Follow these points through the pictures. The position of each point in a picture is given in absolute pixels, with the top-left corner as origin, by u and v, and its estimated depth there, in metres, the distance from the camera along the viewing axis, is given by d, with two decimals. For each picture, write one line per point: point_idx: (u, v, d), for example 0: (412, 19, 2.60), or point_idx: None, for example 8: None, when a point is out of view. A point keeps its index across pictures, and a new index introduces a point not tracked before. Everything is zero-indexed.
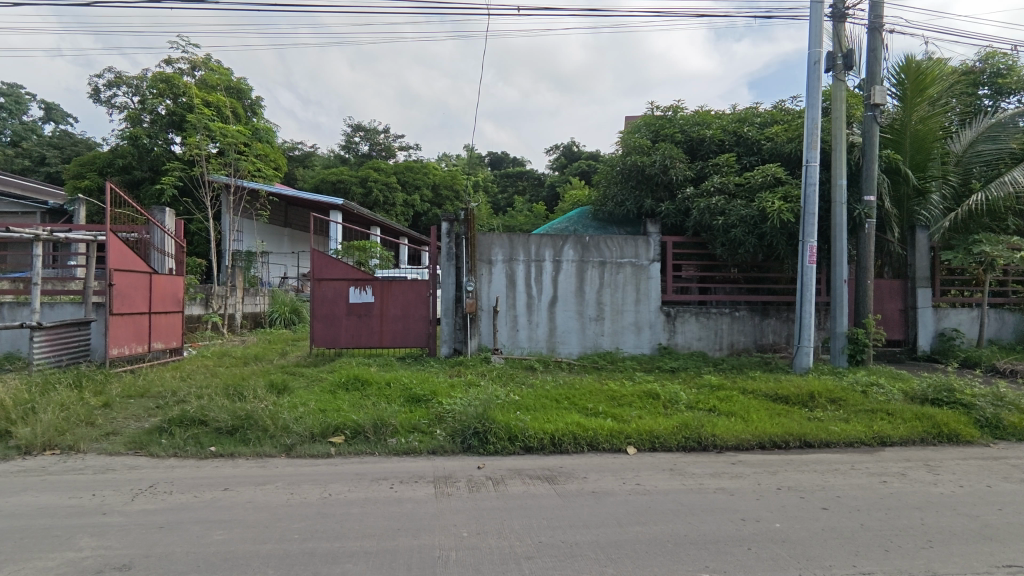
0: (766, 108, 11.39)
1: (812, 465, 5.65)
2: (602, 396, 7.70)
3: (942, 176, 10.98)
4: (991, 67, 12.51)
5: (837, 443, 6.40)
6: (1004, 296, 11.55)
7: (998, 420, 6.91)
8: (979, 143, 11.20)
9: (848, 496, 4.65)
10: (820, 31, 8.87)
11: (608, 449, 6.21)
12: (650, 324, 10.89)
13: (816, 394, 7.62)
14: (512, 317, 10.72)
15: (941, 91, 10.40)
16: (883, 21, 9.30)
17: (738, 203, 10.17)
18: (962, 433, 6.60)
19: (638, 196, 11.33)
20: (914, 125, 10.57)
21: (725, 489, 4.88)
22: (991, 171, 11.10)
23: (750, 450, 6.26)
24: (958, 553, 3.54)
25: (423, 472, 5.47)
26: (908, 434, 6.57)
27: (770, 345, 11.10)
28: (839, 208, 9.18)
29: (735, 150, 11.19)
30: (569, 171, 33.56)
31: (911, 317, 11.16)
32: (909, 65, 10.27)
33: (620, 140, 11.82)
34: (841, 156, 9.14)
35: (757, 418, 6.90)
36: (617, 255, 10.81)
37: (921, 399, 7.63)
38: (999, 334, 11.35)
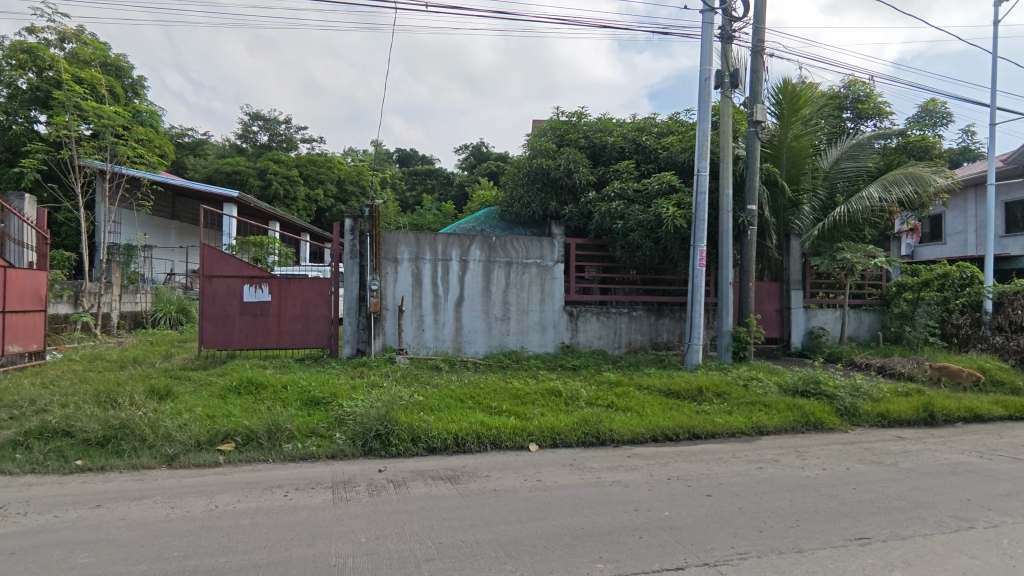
0: (663, 120, 12.05)
1: (699, 455, 6.05)
2: (506, 395, 7.77)
3: (812, 190, 12.14)
4: (854, 93, 14.00)
5: (721, 434, 6.90)
6: (862, 298, 12.99)
7: (855, 409, 7.77)
8: (842, 160, 12.51)
9: (729, 483, 5.02)
10: (710, 50, 9.50)
11: (511, 447, 6.29)
12: (554, 324, 11.16)
13: (704, 389, 8.18)
14: (418, 317, 10.58)
15: (812, 113, 11.50)
16: (764, 45, 10.14)
17: (637, 208, 10.68)
18: (826, 421, 7.37)
19: (544, 199, 11.61)
20: (789, 141, 11.60)
21: (620, 481, 5.10)
22: (853, 186, 12.42)
23: (644, 443, 6.60)
24: (821, 530, 3.93)
25: (321, 478, 5.24)
26: (781, 423, 7.24)
27: (664, 343, 11.75)
28: (726, 215, 9.89)
29: (634, 157, 11.75)
30: (478, 171, 33.69)
31: (786, 317, 12.28)
32: (786, 87, 11.28)
33: (527, 143, 12.03)
34: (727, 168, 9.86)
35: (651, 413, 7.28)
36: (522, 256, 10.98)
37: (793, 391, 8.41)
38: (857, 332, 12.76)
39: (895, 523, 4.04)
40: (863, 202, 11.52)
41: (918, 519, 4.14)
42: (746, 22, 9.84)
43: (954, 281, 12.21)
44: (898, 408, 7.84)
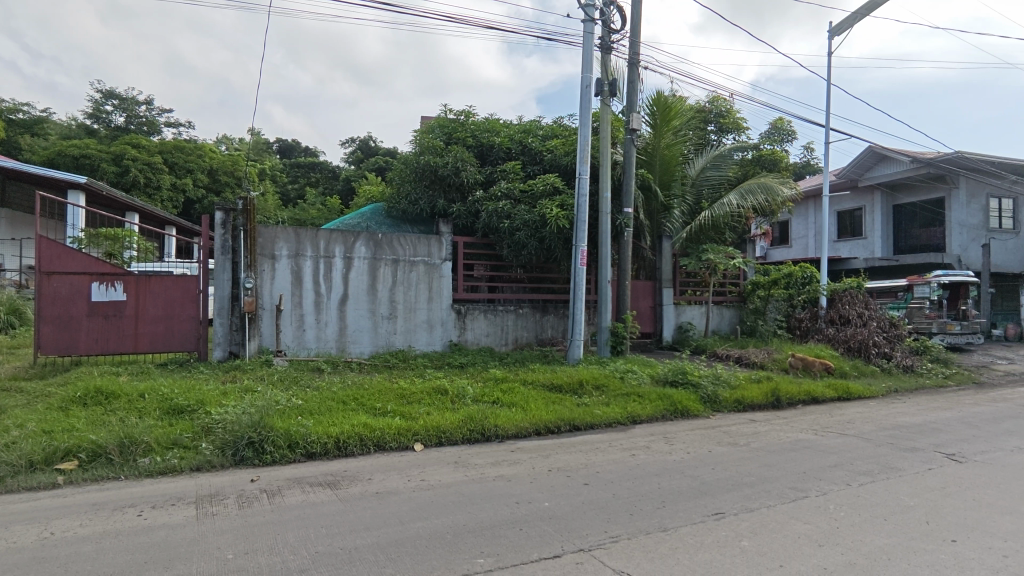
0: (548, 123, 12.42)
1: (578, 446, 6.34)
2: (391, 395, 7.63)
3: (682, 195, 13.12)
4: (716, 108, 15.32)
5: (599, 424, 7.28)
6: (723, 295, 14.29)
7: (716, 396, 8.56)
8: (707, 169, 13.64)
9: (605, 471, 5.30)
10: (591, 59, 9.94)
11: (395, 447, 6.19)
12: (442, 322, 11.12)
13: (584, 382, 8.57)
14: (298, 317, 10.04)
15: (681, 124, 12.43)
16: (640, 58, 10.81)
17: (522, 208, 10.91)
18: (691, 408, 8.05)
19: (431, 196, 11.52)
20: (662, 150, 12.45)
21: (503, 476, 5.20)
22: (716, 194, 13.59)
23: (528, 437, 6.78)
24: (683, 509, 4.27)
25: (184, 493, 4.81)
26: (653, 412, 7.79)
27: (549, 339, 12.14)
28: (605, 217, 10.42)
29: (520, 159, 12.02)
30: (366, 166, 32.62)
31: (659, 313, 13.20)
32: (659, 99, 12.10)
33: (414, 139, 11.84)
34: (606, 172, 10.38)
35: (535, 407, 7.50)
36: (409, 254, 10.82)
37: (664, 381, 9.07)
38: (720, 326, 14.02)
39: (745, 498, 4.49)
40: (725, 208, 12.65)
41: (765, 492, 4.63)
42: (623, 35, 10.41)
43: (797, 280, 13.81)
44: (751, 394, 8.73)
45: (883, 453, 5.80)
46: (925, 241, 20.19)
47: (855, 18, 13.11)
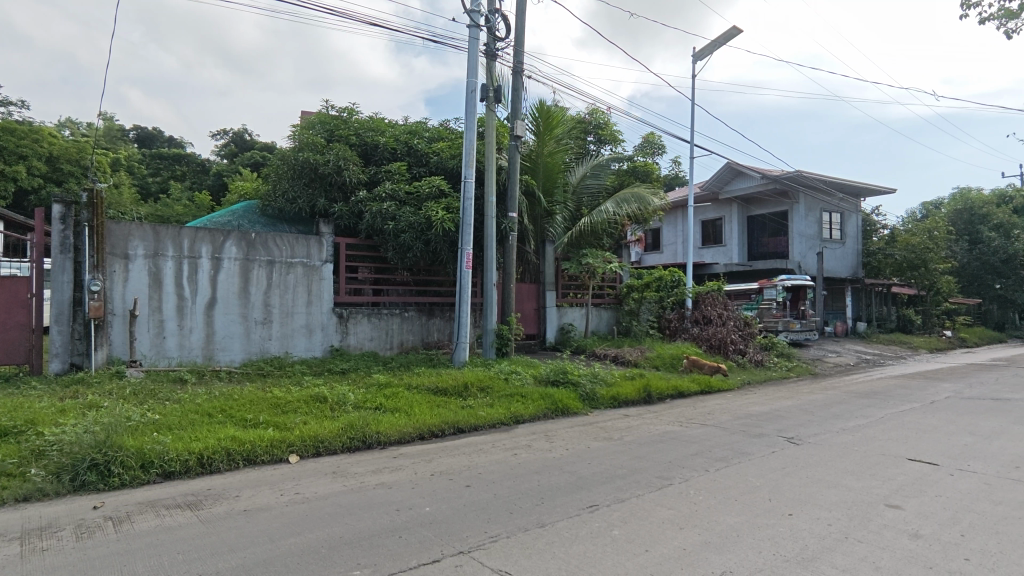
0: (434, 125, 12.37)
1: (462, 448, 6.36)
2: (264, 404, 7.16)
3: (563, 201, 13.62)
4: (595, 120, 16.07)
5: (483, 426, 7.36)
6: (601, 297, 15.03)
7: (595, 393, 9.00)
8: (587, 177, 14.29)
9: (487, 472, 5.37)
10: (476, 64, 10.04)
11: (267, 461, 5.81)
12: (323, 326, 10.63)
13: (470, 384, 8.62)
14: (156, 323, 9.10)
15: (562, 133, 12.90)
16: (524, 67, 11.09)
17: (407, 210, 10.76)
18: (571, 406, 8.39)
19: (311, 195, 11.00)
20: (544, 157, 12.86)
21: (384, 483, 5.08)
22: (595, 201, 14.28)
23: (411, 442, 6.69)
24: (560, 504, 4.43)
25: (7, 528, 4.16)
26: (535, 411, 8.01)
27: (435, 343, 12.05)
28: (490, 221, 10.55)
29: (406, 160, 11.81)
30: (239, 160, 30.45)
31: (542, 315, 13.67)
32: (542, 107, 12.48)
33: (292, 135, 11.25)
34: (492, 176, 10.51)
35: (419, 411, 7.42)
36: (286, 255, 10.23)
37: (546, 381, 9.37)
38: (598, 327, 14.73)
39: (617, 489, 4.76)
40: (602, 215, 13.32)
41: (635, 482, 4.95)
42: (508, 44, 10.63)
43: (666, 283, 14.89)
44: (625, 391, 9.28)
45: (736, 440, 6.43)
46: (773, 249, 22.70)
47: (715, 45, 14.40)
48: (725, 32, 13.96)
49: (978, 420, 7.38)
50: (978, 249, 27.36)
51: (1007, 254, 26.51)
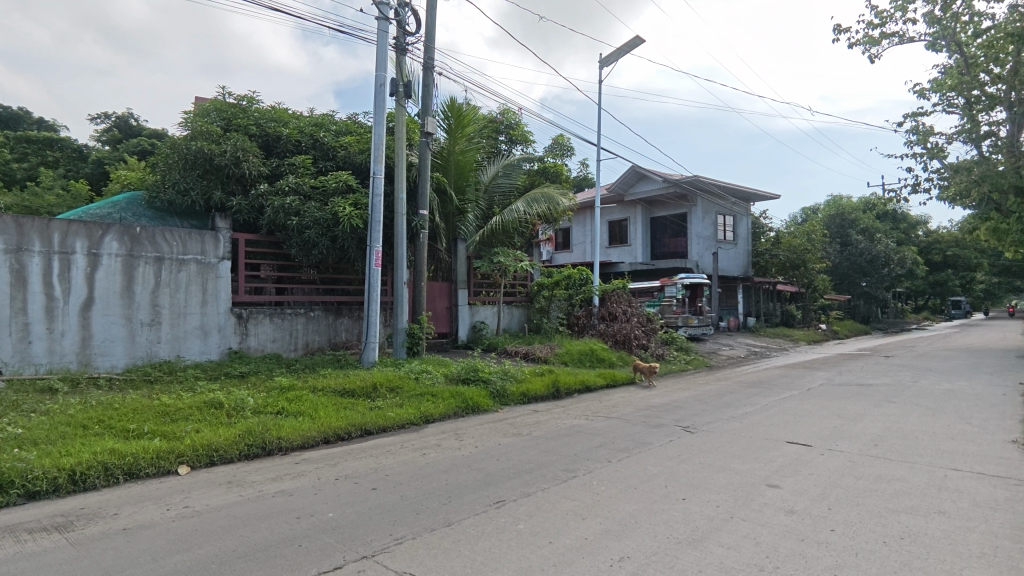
0: (341, 118, 11.97)
1: (369, 451, 6.21)
2: (150, 413, 6.62)
3: (475, 200, 13.64)
4: (507, 120, 16.19)
5: (392, 427, 7.23)
6: (513, 296, 15.20)
7: (505, 390, 9.11)
8: (498, 177, 14.40)
9: (394, 473, 5.28)
10: (384, 58, 9.81)
11: (153, 474, 5.38)
12: (219, 327, 9.97)
13: (378, 385, 8.43)
14: (20, 326, 8.13)
15: (474, 132, 12.91)
16: (434, 64, 10.99)
17: (312, 205, 10.34)
18: (481, 403, 8.45)
19: (206, 187, 10.27)
20: (455, 155, 12.82)
21: (284, 491, 4.85)
22: (506, 200, 14.43)
23: (315, 446, 6.44)
24: (467, 501, 4.45)
25: None
26: (445, 410, 7.98)
27: (342, 343, 11.66)
28: (400, 219, 10.36)
29: (311, 153, 11.34)
30: (124, 147, 27.84)
31: (454, 313, 13.70)
32: (453, 105, 12.41)
33: (183, 122, 10.46)
34: (402, 172, 10.33)
35: (325, 414, 7.17)
36: (176, 251, 9.50)
37: (457, 379, 9.37)
38: (510, 325, 14.89)
39: (524, 484, 4.85)
40: (513, 214, 13.48)
41: (541, 476, 5.06)
42: (418, 39, 10.48)
43: (575, 281, 15.33)
44: (535, 387, 9.46)
45: (637, 431, 6.75)
46: (674, 249, 24.00)
47: (620, 53, 14.99)
48: (629, 41, 14.56)
49: (845, 404, 8.21)
50: (848, 249, 30.34)
51: (871, 255, 29.67)
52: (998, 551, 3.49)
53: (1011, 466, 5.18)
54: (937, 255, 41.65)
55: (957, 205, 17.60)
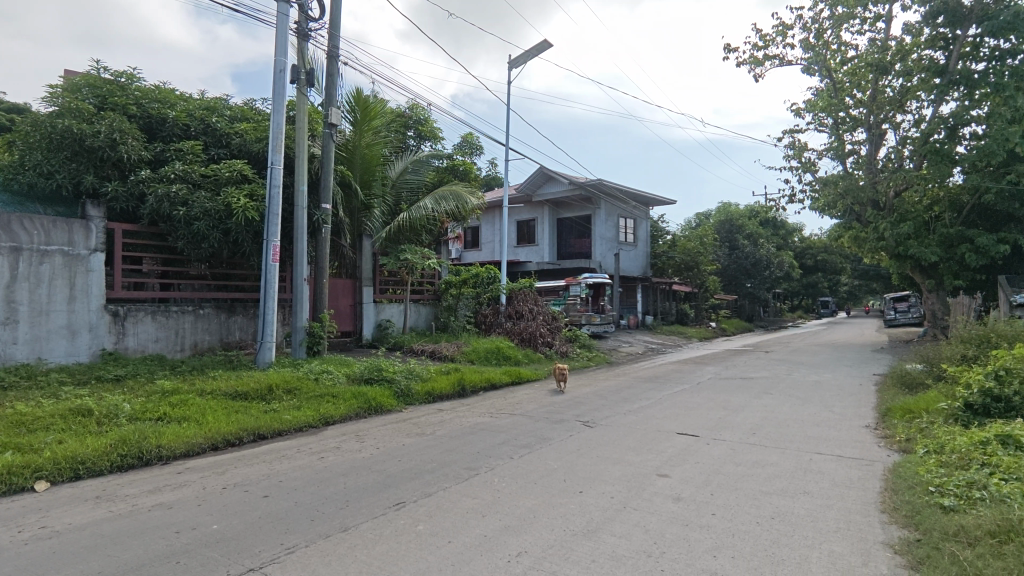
0: (236, 103, 11.23)
1: (262, 456, 5.88)
2: (2, 423, 5.86)
3: (382, 196, 13.33)
4: (415, 115, 15.95)
5: (288, 430, 6.89)
6: (420, 293, 15.00)
7: (410, 390, 8.98)
8: (406, 173, 14.15)
9: (288, 479, 5.03)
10: (284, 42, 9.32)
11: (3, 492, 4.75)
12: (91, 326, 9.01)
13: (274, 387, 7.99)
14: None
15: (381, 125, 12.61)
16: (339, 52, 10.60)
17: (202, 195, 9.62)
18: (385, 404, 8.27)
19: (75, 170, 9.24)
20: (362, 148, 12.45)
21: (163, 504, 4.48)
22: (414, 197, 14.21)
23: (201, 453, 6.00)
24: (366, 504, 4.33)
25: None
26: (346, 411, 7.72)
27: (235, 343, 10.95)
28: (300, 212, 9.88)
29: (201, 139, 10.54)
30: None
31: (358, 311, 13.32)
32: (359, 96, 12.05)
33: (48, 97, 9.35)
34: (302, 163, 9.86)
35: (213, 419, 6.70)
36: (37, 240, 8.47)
37: (359, 379, 9.12)
38: (417, 323, 14.67)
39: (425, 484, 4.80)
40: (421, 211, 13.30)
41: (443, 475, 5.04)
42: (322, 26, 10.05)
43: (482, 280, 15.38)
44: (440, 385, 9.39)
45: (540, 427, 6.91)
46: (579, 250, 24.76)
47: (529, 55, 15.21)
48: (537, 44, 14.82)
49: (730, 397, 8.86)
50: (735, 253, 32.76)
51: (755, 258, 32.25)
52: (851, 525, 3.92)
53: (863, 448, 5.84)
54: (809, 260, 46.11)
55: (826, 215, 19.57)
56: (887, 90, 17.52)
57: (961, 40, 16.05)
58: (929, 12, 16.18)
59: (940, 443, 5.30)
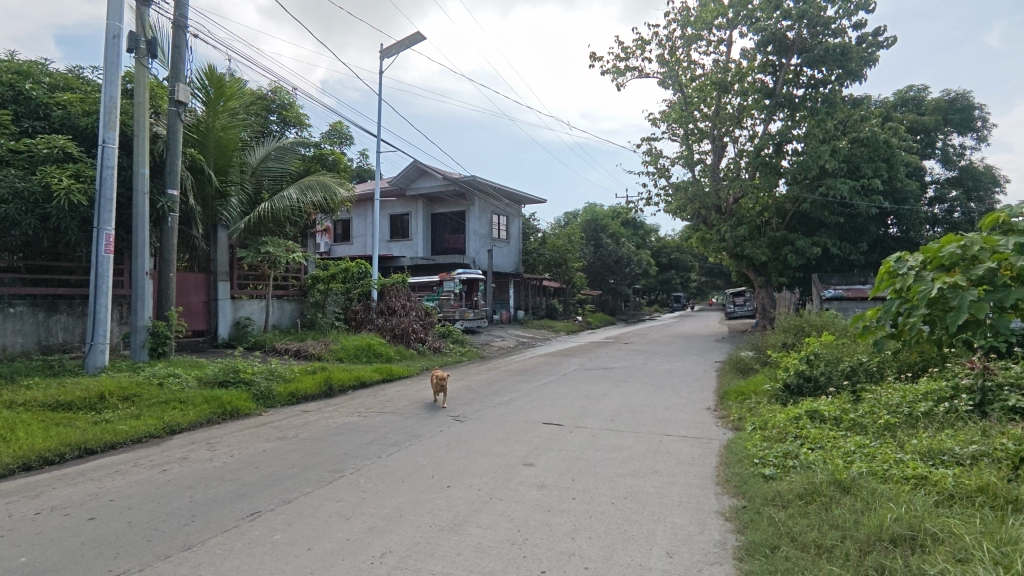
0: (57, 70, 9.75)
1: (89, 474, 5.18)
2: None
3: (239, 183, 12.40)
4: (279, 99, 14.97)
5: (123, 443, 6.13)
6: (284, 289, 14.10)
7: (270, 392, 8.41)
8: (268, 160, 13.27)
9: (121, 498, 4.48)
10: (119, 5, 8.25)
11: None
12: None
13: (107, 394, 7.07)
14: None
15: (238, 107, 11.67)
16: (188, 23, 9.60)
17: (12, 173, 8.24)
18: (241, 407, 7.66)
19: None
20: (216, 131, 11.46)
21: None
22: (277, 185, 13.34)
23: (7, 476, 5.15)
24: (215, 518, 4.01)
25: None
26: (195, 418, 7.04)
27: (57, 345, 9.55)
28: (140, 197, 8.83)
29: (12, 108, 9.02)
30: None
31: (212, 308, 12.21)
32: (211, 73, 11.03)
33: None
34: (142, 143, 8.81)
35: (27, 434, 5.79)
36: None
37: (212, 382, 8.39)
38: (280, 320, 13.78)
39: (284, 490, 4.54)
40: (284, 202, 12.50)
41: (304, 480, 4.80)
42: None
43: (353, 275, 14.78)
44: (305, 386, 8.90)
45: (409, 424, 6.83)
46: (453, 246, 24.80)
47: (401, 46, 14.90)
48: (409, 36, 14.56)
49: (592, 386, 9.41)
50: (600, 251, 34.75)
51: (617, 256, 34.55)
52: (691, 498, 4.35)
53: (704, 428, 6.50)
54: (664, 258, 50.29)
55: (678, 217, 21.44)
56: (728, 107, 19.53)
57: (785, 67, 18.37)
58: (761, 41, 18.27)
59: (764, 421, 6.05)
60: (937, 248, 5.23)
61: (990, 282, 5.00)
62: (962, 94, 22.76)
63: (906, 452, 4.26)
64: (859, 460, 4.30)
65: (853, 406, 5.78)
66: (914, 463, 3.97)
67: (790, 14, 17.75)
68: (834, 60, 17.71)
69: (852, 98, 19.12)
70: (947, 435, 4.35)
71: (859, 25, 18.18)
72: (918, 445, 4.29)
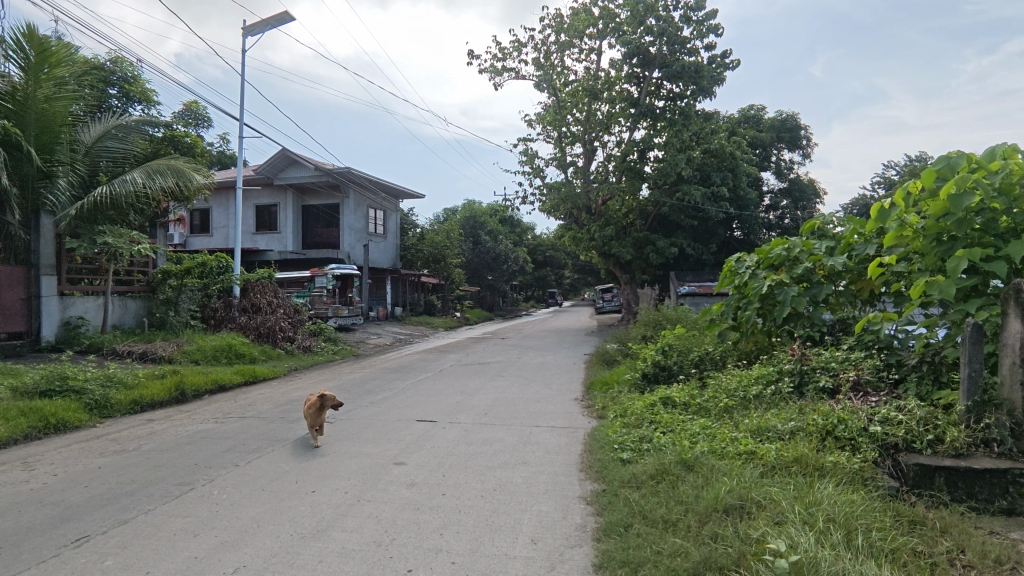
0: None
1: None
2: None
3: (69, 164, 10.92)
4: (120, 71, 13.35)
5: None
6: (128, 285, 12.58)
7: (106, 400, 7.46)
8: (106, 139, 11.78)
9: None
10: None
11: None
12: None
13: None
14: None
15: (66, 76, 10.26)
16: None
17: None
18: (69, 420, 6.72)
19: None
20: (37, 102, 10.01)
21: None
22: (117, 167, 11.87)
23: None
24: (30, 548, 3.49)
25: None
26: (9, 434, 6.07)
27: None
28: None
29: None
30: None
31: (34, 307, 10.58)
32: (31, 35, 9.57)
33: None
34: None
35: None
36: None
37: (32, 393, 7.29)
38: (122, 320, 12.28)
39: (119, 510, 4.07)
40: (126, 186, 11.14)
41: (145, 497, 4.33)
42: None
43: (211, 269, 13.52)
44: (150, 392, 8.01)
45: (272, 429, 6.42)
46: (325, 240, 23.68)
47: (267, 25, 13.93)
48: (276, 14, 13.63)
49: (467, 381, 9.48)
50: (478, 247, 35.10)
51: (495, 253, 35.13)
52: (556, 486, 4.55)
53: (571, 418, 6.83)
54: (540, 255, 52.07)
55: (552, 216, 22.25)
56: (597, 113, 20.59)
57: (648, 80, 19.78)
58: (627, 53, 19.49)
59: (624, 408, 6.49)
60: (768, 250, 5.96)
61: (808, 280, 5.78)
62: (792, 115, 26.02)
63: (740, 431, 4.80)
64: (702, 441, 4.77)
65: (700, 391, 6.38)
66: (745, 440, 4.49)
67: (652, 30, 19.13)
68: (689, 76, 19.38)
69: (704, 112, 21.01)
70: (771, 414, 4.97)
71: (711, 46, 20.04)
72: (749, 424, 4.84)
